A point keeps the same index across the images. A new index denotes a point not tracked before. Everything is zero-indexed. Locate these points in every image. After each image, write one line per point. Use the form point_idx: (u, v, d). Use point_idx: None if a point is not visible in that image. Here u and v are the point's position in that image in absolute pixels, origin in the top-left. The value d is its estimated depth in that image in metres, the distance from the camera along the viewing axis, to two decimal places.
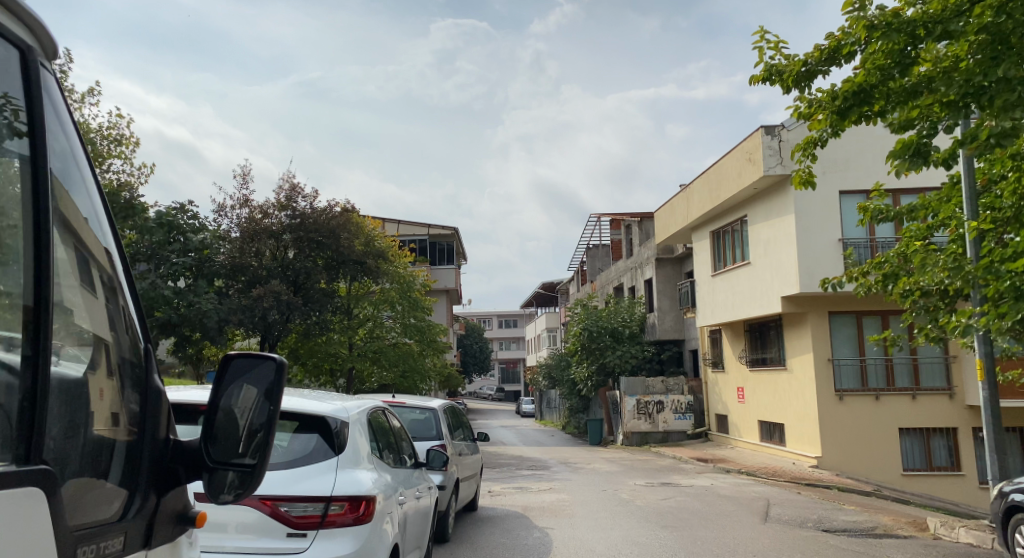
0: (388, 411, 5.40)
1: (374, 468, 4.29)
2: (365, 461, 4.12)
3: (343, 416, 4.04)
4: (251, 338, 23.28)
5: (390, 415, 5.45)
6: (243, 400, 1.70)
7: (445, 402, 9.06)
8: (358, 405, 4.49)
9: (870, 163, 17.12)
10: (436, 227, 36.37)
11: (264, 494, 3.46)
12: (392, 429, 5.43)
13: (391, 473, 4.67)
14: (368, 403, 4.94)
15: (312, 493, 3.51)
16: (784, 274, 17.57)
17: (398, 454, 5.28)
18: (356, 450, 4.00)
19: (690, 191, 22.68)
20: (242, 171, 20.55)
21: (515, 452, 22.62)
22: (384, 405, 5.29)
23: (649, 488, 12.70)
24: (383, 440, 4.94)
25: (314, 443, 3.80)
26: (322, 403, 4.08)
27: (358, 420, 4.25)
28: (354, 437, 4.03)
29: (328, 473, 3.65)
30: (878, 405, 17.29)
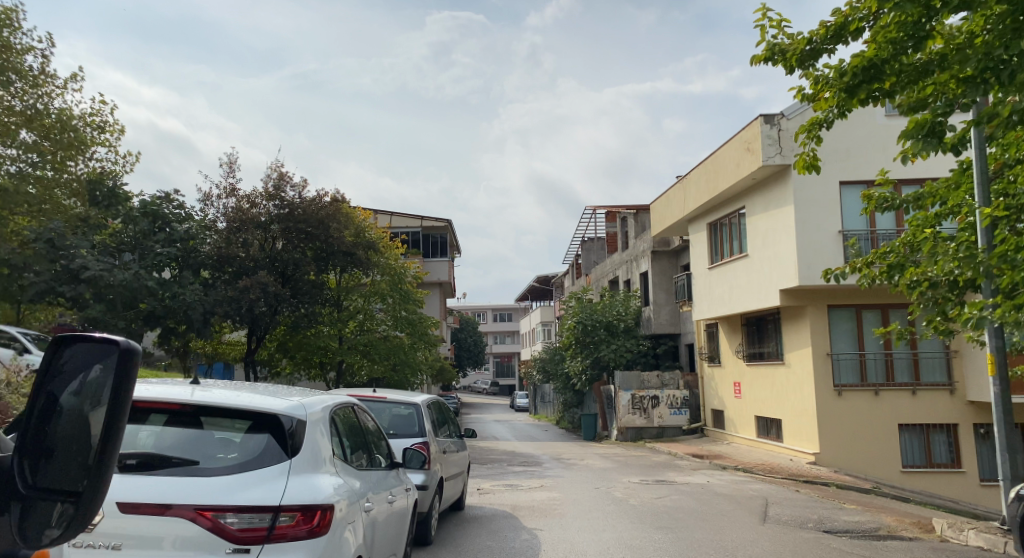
0: (360, 406, 4.97)
1: (338, 472, 3.86)
2: (327, 464, 3.71)
3: (301, 414, 3.63)
4: (239, 330, 22.99)
5: (363, 411, 5.02)
6: (86, 385, 1.63)
7: (430, 397, 8.66)
8: (321, 402, 4.07)
9: (871, 153, 16.70)
10: (430, 219, 35.91)
11: (202, 504, 3.02)
12: (365, 427, 5.01)
13: (360, 477, 4.25)
14: (335, 398, 4.52)
15: (259, 502, 3.08)
16: (782, 267, 17.19)
17: (371, 454, 4.87)
18: (315, 452, 3.59)
19: (687, 182, 22.26)
20: (228, 158, 20.09)
21: (508, 448, 22.27)
22: (354, 402, 4.87)
23: (643, 486, 12.32)
24: (352, 440, 4.52)
25: (264, 443, 3.39)
26: (277, 399, 3.66)
27: (321, 418, 3.84)
28: (313, 437, 3.62)
29: (278, 479, 3.24)
30: (877, 400, 16.94)
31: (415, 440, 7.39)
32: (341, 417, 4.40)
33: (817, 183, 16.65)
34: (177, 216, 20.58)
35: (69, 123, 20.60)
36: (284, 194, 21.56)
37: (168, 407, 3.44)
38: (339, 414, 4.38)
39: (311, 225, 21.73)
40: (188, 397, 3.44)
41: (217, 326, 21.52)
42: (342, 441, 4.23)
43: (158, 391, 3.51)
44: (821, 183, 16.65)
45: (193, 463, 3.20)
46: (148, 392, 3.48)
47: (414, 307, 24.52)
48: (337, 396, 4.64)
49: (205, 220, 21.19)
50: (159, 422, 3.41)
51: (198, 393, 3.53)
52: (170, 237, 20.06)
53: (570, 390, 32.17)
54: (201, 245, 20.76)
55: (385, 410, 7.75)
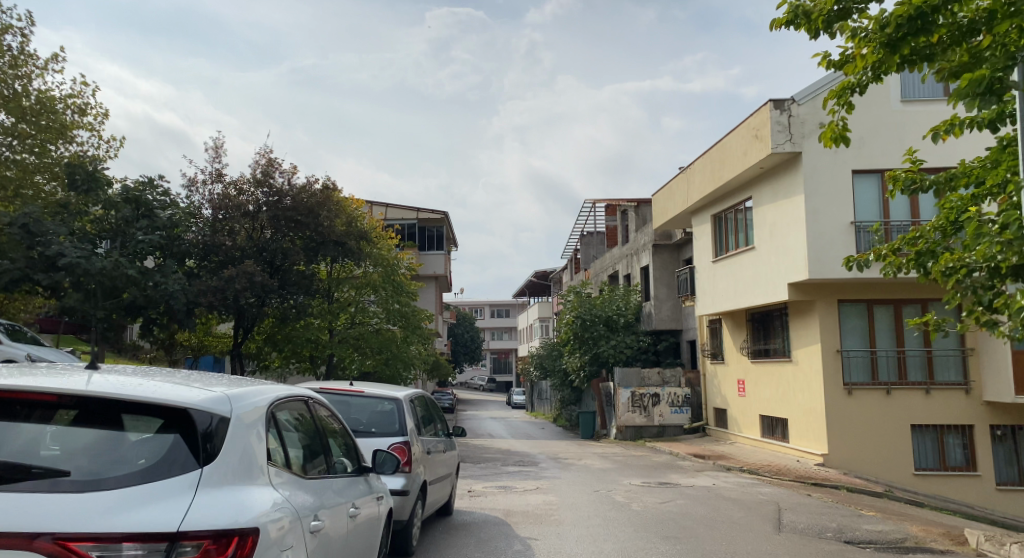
0: (317, 398, 4.18)
1: (278, 485, 3.08)
2: (263, 474, 2.94)
3: (225, 409, 2.85)
4: (225, 322, 22.25)
5: (321, 407, 4.23)
6: None
7: (414, 391, 7.88)
8: (258, 394, 3.28)
9: (887, 140, 15.89)
10: (426, 211, 34.97)
11: (62, 532, 2.23)
12: (324, 425, 4.21)
13: (312, 486, 3.47)
14: (282, 389, 3.74)
15: (147, 527, 2.30)
16: (792, 259, 16.44)
17: (330, 457, 4.08)
18: (244, 460, 2.82)
19: (691, 173, 21.49)
20: (214, 143, 19.31)
21: (503, 446, 21.48)
22: (310, 396, 4.08)
23: (647, 489, 11.57)
24: (305, 442, 3.74)
25: (168, 445, 2.62)
26: (193, 390, 2.87)
27: (256, 417, 3.06)
28: (241, 440, 2.85)
29: (182, 495, 2.46)
30: (889, 400, 16.19)
31: (396, 440, 6.61)
32: (289, 413, 3.62)
33: (828, 171, 15.86)
34: (162, 202, 19.79)
35: (49, 104, 19.79)
36: (272, 179, 20.97)
37: (47, 400, 2.64)
38: (286, 409, 3.60)
39: (302, 213, 20.90)
40: (74, 387, 2.65)
41: (202, 317, 20.79)
42: (287, 444, 3.44)
43: (37, 380, 2.69)
44: (833, 171, 15.85)
45: (59, 475, 2.43)
46: (19, 381, 2.68)
47: (407, 299, 23.74)
48: (284, 387, 3.85)
49: (190, 207, 20.41)
50: (59, 421, 2.62)
51: (88, 380, 2.75)
52: (153, 224, 19.20)
53: (568, 387, 31.51)
54: (185, 233, 19.98)
55: (364, 407, 6.98)
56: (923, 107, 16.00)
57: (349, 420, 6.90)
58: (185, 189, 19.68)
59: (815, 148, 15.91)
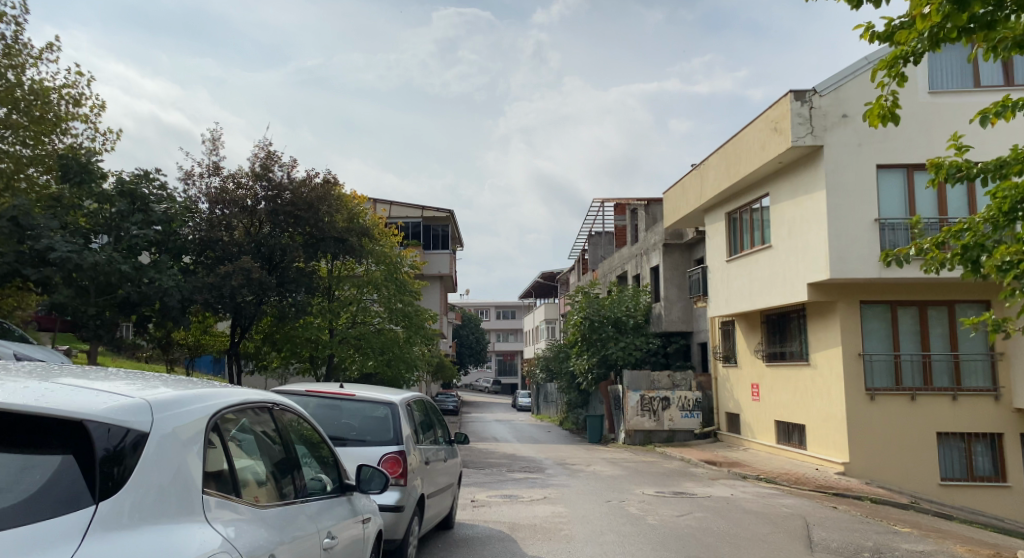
0: (288, 405, 3.51)
1: (224, 520, 2.43)
2: (197, 507, 2.28)
3: (144, 421, 2.18)
4: (223, 321, 21.60)
5: (293, 415, 3.56)
6: None
7: (412, 394, 7.23)
8: (202, 399, 2.61)
9: (914, 134, 15.14)
10: (431, 209, 34.58)
11: None
12: (296, 438, 3.55)
13: (271, 517, 2.82)
14: (240, 392, 3.06)
15: None
16: (811, 258, 15.73)
17: (301, 476, 3.42)
18: (167, 492, 2.15)
19: (705, 169, 20.80)
20: (211, 134, 18.65)
21: (508, 451, 20.78)
22: (278, 400, 3.40)
23: (661, 500, 10.88)
24: (268, 460, 3.07)
25: (51, 471, 1.97)
26: (103, 395, 2.19)
27: (192, 431, 2.38)
28: (165, 463, 2.18)
29: (63, 543, 1.82)
30: (914, 406, 15.45)
31: (390, 450, 5.93)
32: (248, 423, 2.96)
33: (851, 166, 15.13)
34: (158, 196, 19.16)
35: (42, 94, 19.15)
36: (271, 173, 20.39)
37: None
38: (244, 418, 2.93)
39: (302, 208, 20.27)
40: None
41: (198, 315, 20.14)
42: (242, 464, 2.78)
43: None
44: (855, 166, 15.12)
45: None
46: None
47: (410, 299, 23.08)
48: (245, 390, 3.18)
49: (187, 201, 19.76)
50: None
51: None
52: (149, 218, 18.56)
53: (575, 389, 30.83)
54: (181, 228, 19.34)
55: (357, 412, 6.30)
56: (952, 99, 15.24)
57: (339, 427, 6.23)
58: (181, 182, 19.02)
59: (837, 142, 15.19)
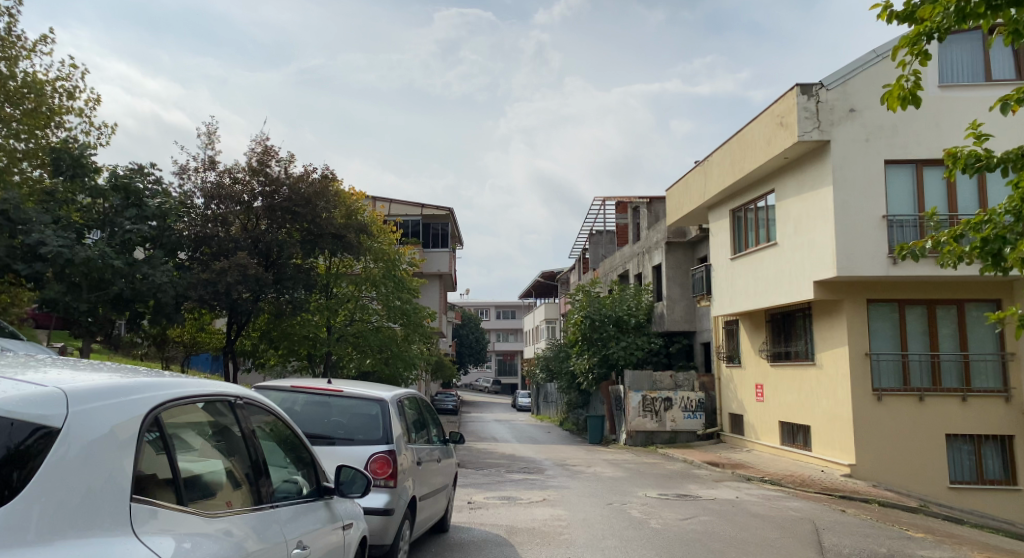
0: (257, 400, 3.22)
1: (160, 527, 2.20)
2: (122, 513, 2.06)
3: (56, 416, 1.96)
4: (218, 319, 21.25)
5: (263, 412, 3.27)
6: None
7: (404, 391, 6.91)
8: (143, 390, 2.37)
9: (923, 129, 14.80)
10: (431, 207, 34.23)
11: None
12: (267, 438, 3.26)
13: (222, 526, 2.58)
14: (195, 383, 2.81)
15: None
16: (817, 255, 15.41)
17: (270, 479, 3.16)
18: (79, 497, 1.93)
19: (708, 166, 20.46)
20: (207, 127, 18.30)
21: (508, 452, 20.42)
22: (246, 394, 3.14)
23: (665, 502, 10.54)
24: (226, 460, 2.83)
25: None
26: (10, 386, 1.98)
27: (124, 426, 2.15)
28: (82, 461, 1.97)
29: None
30: (922, 407, 15.11)
31: (379, 450, 5.60)
32: (202, 420, 2.71)
33: (858, 161, 14.79)
34: (152, 190, 18.83)
35: (34, 86, 18.76)
36: (268, 168, 20.07)
37: None
38: (197, 414, 2.68)
39: (299, 204, 19.95)
40: None
41: (193, 312, 19.80)
42: (189, 466, 2.54)
43: None
44: (863, 161, 14.78)
45: None
46: None
47: (409, 296, 22.68)
48: (203, 381, 2.92)
49: (182, 196, 19.41)
50: None
51: None
52: (143, 213, 18.23)
53: (575, 389, 30.47)
54: (176, 223, 18.99)
55: (345, 410, 5.97)
56: (963, 93, 14.88)
57: (326, 425, 5.89)
58: (176, 176, 18.68)
59: (844, 137, 14.85)
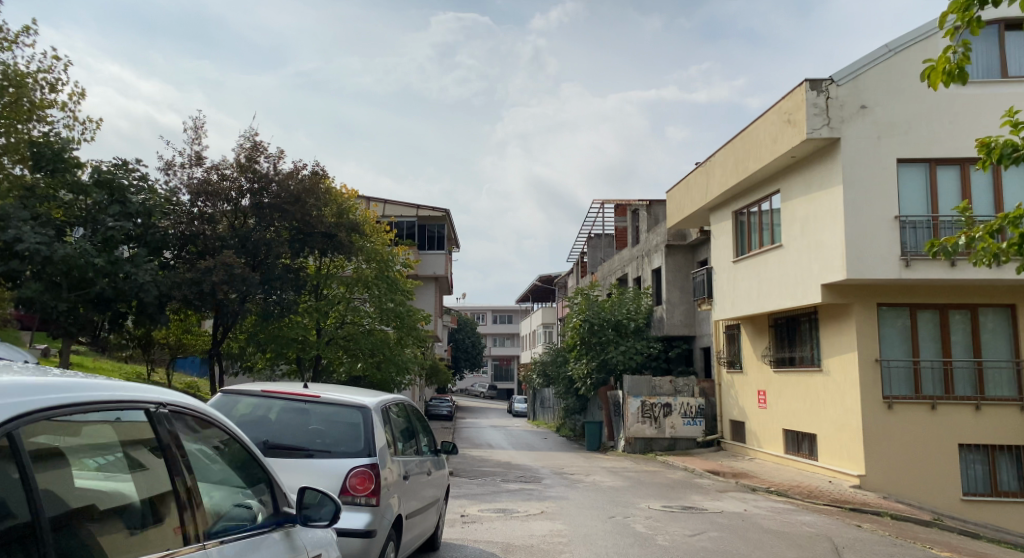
0: (189, 407, 2.62)
1: None
2: None
3: None
4: (204, 321, 20.61)
5: (199, 422, 2.68)
6: None
7: (390, 397, 6.30)
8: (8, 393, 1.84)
9: (938, 127, 14.25)
10: (426, 208, 33.61)
11: None
12: (201, 455, 2.67)
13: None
14: (96, 386, 2.23)
15: None
16: (825, 258, 14.86)
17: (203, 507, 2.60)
18: None
19: (711, 166, 19.90)
20: (194, 122, 17.69)
21: (504, 459, 19.79)
22: (178, 402, 2.58)
23: (671, 516, 9.95)
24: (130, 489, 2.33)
25: None
26: None
27: None
28: None
29: None
30: (934, 415, 14.53)
31: (360, 462, 4.98)
32: (96, 437, 2.19)
33: (869, 159, 14.24)
34: (137, 187, 18.16)
35: (14, 77, 18.02)
36: (257, 165, 19.41)
37: None
38: (93, 431, 2.16)
39: (287, 202, 19.35)
40: None
41: (178, 312, 19.11)
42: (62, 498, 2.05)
43: None
44: (874, 160, 14.23)
45: None
46: None
47: (402, 298, 22.01)
48: (110, 383, 2.34)
49: (168, 193, 18.75)
50: None
51: None
52: (125, 210, 17.53)
53: (572, 395, 29.81)
54: (161, 220, 18.30)
55: (324, 419, 5.33)
56: (978, 89, 14.36)
57: (301, 435, 5.24)
58: (162, 173, 18.04)
59: (855, 134, 14.31)
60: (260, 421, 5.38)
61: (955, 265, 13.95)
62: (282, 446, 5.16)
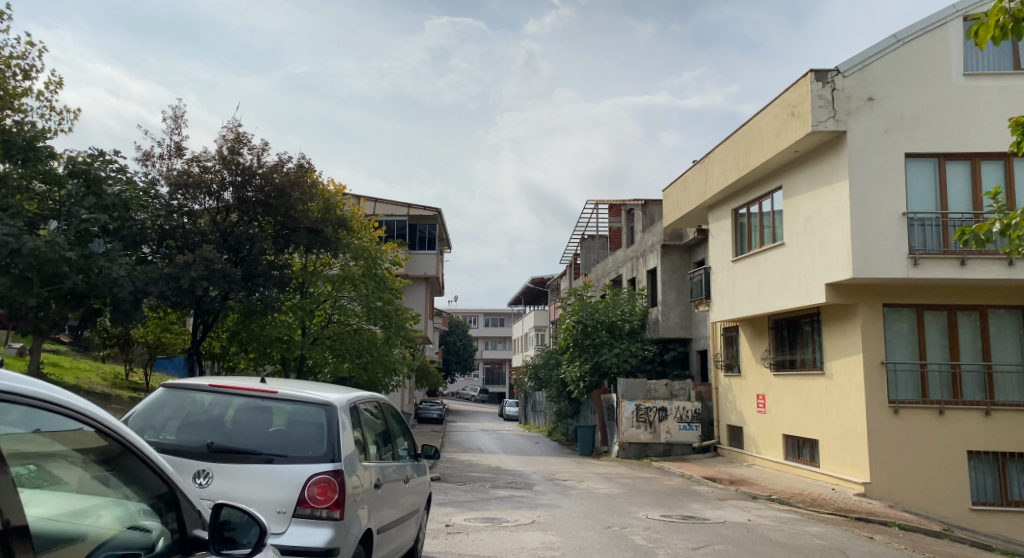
0: (41, 403, 1.92)
1: None
2: None
3: None
4: (184, 320, 19.90)
5: (77, 428, 2.07)
6: None
7: (361, 396, 5.64)
8: None
9: (948, 120, 13.68)
10: (417, 207, 32.98)
11: None
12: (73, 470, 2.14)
13: None
14: None
15: None
16: (829, 256, 14.28)
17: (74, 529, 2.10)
18: None
19: (710, 162, 19.31)
20: (173, 111, 17.01)
21: (494, 464, 19.12)
22: (20, 395, 1.87)
23: (671, 527, 9.32)
24: None
25: None
26: None
27: None
28: None
29: None
30: (941, 421, 13.94)
31: (320, 469, 4.29)
32: None
33: (876, 154, 13.66)
34: (114, 178, 17.45)
35: None
36: (240, 158, 18.58)
37: None
38: None
39: (271, 195, 18.65)
40: None
41: (157, 310, 18.37)
42: None
43: None
44: (881, 155, 13.65)
45: None
46: None
47: (390, 296, 21.27)
48: None
49: (146, 185, 18.01)
50: None
51: None
52: (100, 202, 16.72)
53: (565, 398, 29.15)
54: (138, 213, 17.58)
55: (282, 419, 4.60)
56: (990, 82, 13.79)
57: (253, 436, 4.48)
58: (140, 165, 17.31)
59: (861, 128, 13.72)
60: (205, 421, 4.59)
61: (965, 264, 13.34)
62: (230, 449, 4.39)
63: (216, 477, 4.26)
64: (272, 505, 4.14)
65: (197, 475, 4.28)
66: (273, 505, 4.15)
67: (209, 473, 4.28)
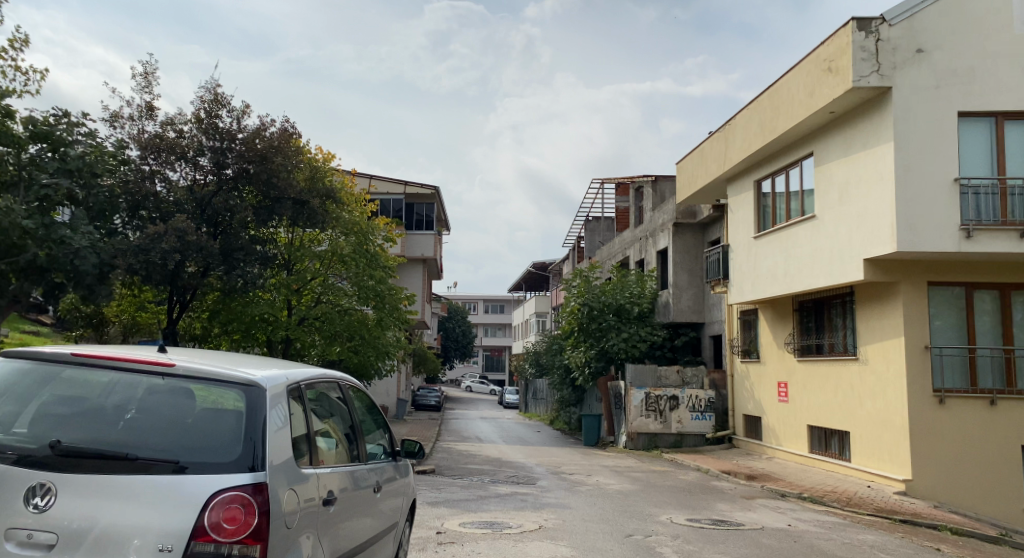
0: None
1: None
2: None
3: None
4: (160, 300, 18.37)
5: None
6: None
7: (315, 375, 4.15)
8: None
9: (1007, 75, 12.21)
10: (415, 185, 31.33)
11: None
12: None
13: None
14: None
15: None
16: (869, 227, 12.81)
17: None
18: None
19: (730, 130, 17.81)
20: (144, 68, 15.57)
21: (493, 455, 17.68)
22: None
23: (705, 535, 7.88)
24: None
25: None
26: None
27: None
28: None
29: None
30: (992, 412, 12.53)
31: (233, 483, 2.86)
32: None
33: (926, 113, 12.16)
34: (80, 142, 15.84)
35: None
36: (218, 121, 17.03)
37: None
38: None
39: (253, 161, 17.14)
40: None
41: (128, 286, 16.87)
42: None
43: None
44: (932, 113, 12.15)
45: None
46: None
47: (383, 275, 19.77)
48: None
49: (114, 148, 16.44)
50: None
51: None
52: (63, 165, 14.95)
53: (568, 385, 27.76)
54: (105, 178, 16.01)
55: (162, 405, 3.12)
56: None
57: (121, 431, 3.02)
58: (107, 126, 15.73)
59: (909, 82, 12.21)
60: (62, 404, 3.14)
61: None
62: (89, 451, 2.92)
63: (62, 493, 2.80)
64: (152, 537, 2.70)
65: (32, 493, 2.81)
66: (153, 537, 2.70)
67: (52, 488, 2.81)
